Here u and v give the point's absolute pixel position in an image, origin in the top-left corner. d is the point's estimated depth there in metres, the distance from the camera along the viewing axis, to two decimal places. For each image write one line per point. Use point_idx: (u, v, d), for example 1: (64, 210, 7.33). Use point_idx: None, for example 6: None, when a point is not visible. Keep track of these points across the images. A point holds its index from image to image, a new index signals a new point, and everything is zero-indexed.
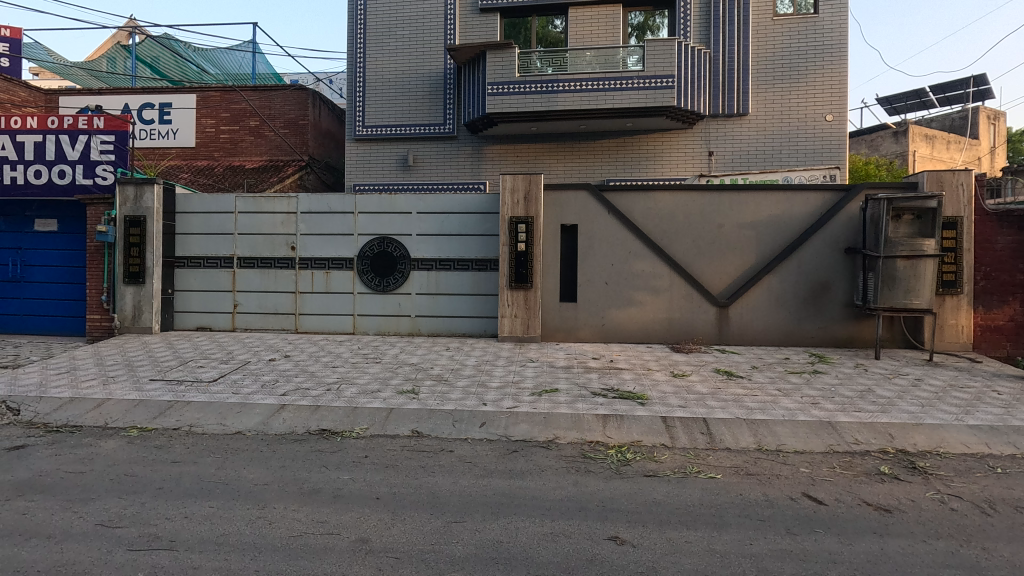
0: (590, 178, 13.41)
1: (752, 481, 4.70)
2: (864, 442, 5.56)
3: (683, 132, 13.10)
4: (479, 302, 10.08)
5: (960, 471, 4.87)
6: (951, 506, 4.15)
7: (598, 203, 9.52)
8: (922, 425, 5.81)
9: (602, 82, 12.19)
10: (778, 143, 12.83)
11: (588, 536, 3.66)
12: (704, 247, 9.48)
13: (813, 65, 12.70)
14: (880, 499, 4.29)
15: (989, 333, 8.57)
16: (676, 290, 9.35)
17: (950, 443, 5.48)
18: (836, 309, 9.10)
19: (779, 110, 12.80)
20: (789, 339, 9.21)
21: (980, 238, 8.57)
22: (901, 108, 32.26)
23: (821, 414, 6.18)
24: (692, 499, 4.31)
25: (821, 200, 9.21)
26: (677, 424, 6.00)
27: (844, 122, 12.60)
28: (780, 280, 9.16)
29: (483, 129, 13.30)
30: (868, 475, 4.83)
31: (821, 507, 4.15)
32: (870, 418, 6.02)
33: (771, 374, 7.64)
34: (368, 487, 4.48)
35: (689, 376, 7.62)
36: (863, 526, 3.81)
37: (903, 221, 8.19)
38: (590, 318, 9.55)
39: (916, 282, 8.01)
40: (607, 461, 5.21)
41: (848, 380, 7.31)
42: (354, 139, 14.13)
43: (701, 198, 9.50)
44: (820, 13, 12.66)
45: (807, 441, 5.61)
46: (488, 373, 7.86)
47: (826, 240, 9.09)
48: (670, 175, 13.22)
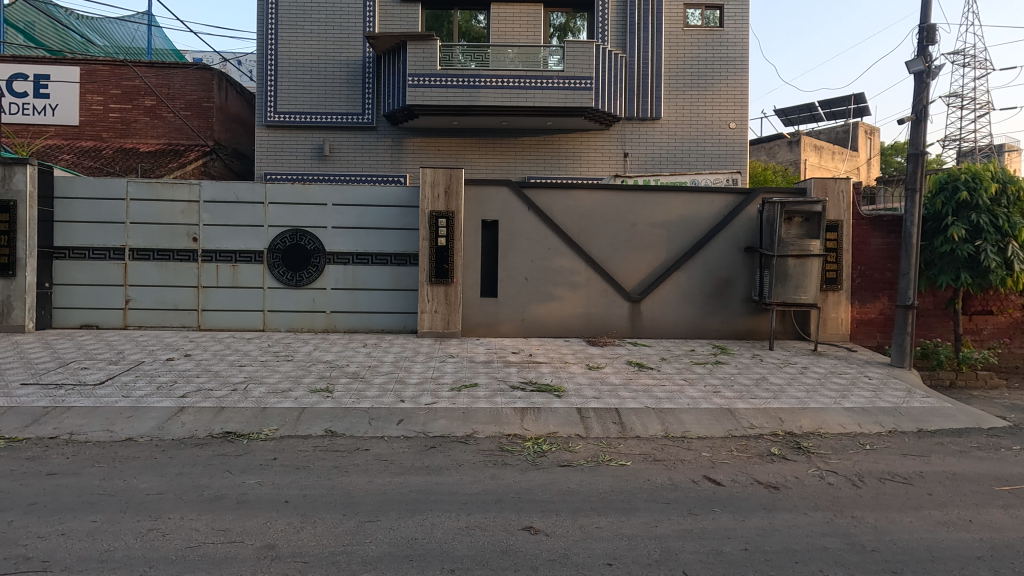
0: (511, 174, 13.53)
1: (658, 466, 4.97)
2: (758, 426, 6.05)
3: (601, 133, 13.53)
4: (399, 297, 9.88)
5: (837, 449, 5.42)
6: (828, 480, 4.62)
7: (519, 199, 9.63)
8: (807, 409, 6.40)
9: (521, 80, 12.33)
10: (687, 147, 13.59)
11: (503, 528, 3.71)
12: (620, 245, 9.86)
13: (718, 75, 13.56)
14: (770, 477, 4.69)
15: (864, 325, 9.56)
16: (593, 286, 9.67)
17: (830, 424, 6.09)
18: (736, 304, 9.79)
19: (688, 115, 13.55)
20: (695, 332, 9.81)
21: (857, 240, 9.53)
22: (794, 120, 35.13)
23: (722, 401, 6.64)
24: (603, 486, 4.49)
25: (724, 202, 9.87)
26: (591, 415, 6.23)
27: (745, 131, 13.57)
28: (687, 276, 9.72)
29: (403, 121, 13.02)
30: (760, 456, 5.26)
31: (719, 487, 4.46)
32: (764, 404, 6.55)
33: (678, 365, 8.10)
34: (276, 491, 4.27)
35: (604, 368, 7.92)
36: (755, 503, 4.15)
37: (794, 223, 8.95)
38: (511, 313, 9.66)
39: (804, 280, 8.80)
40: (523, 453, 5.31)
41: (745, 369, 7.91)
42: (265, 125, 13.36)
43: (617, 197, 9.86)
44: (725, 27, 13.56)
45: (709, 427, 6.02)
46: (407, 369, 7.74)
47: (728, 240, 9.74)
48: (588, 174, 13.61)
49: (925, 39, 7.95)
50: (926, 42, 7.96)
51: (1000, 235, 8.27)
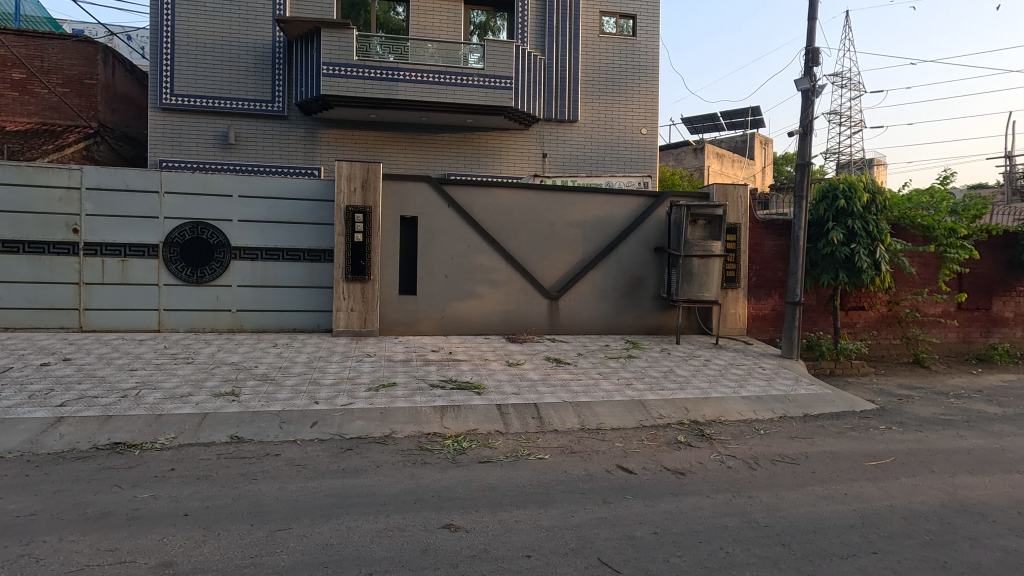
0: (431, 171, 13.35)
1: (575, 458, 5.13)
2: (666, 416, 6.43)
3: (520, 133, 13.71)
4: (312, 295, 9.46)
5: (735, 435, 5.87)
6: (728, 464, 4.99)
7: (438, 196, 9.54)
8: (710, 399, 6.87)
9: (441, 76, 12.21)
10: (603, 150, 14.09)
11: (423, 528, 3.67)
12: (538, 243, 10.05)
13: (631, 82, 14.18)
14: (676, 464, 5.00)
15: (758, 320, 10.33)
16: (513, 284, 9.79)
17: (729, 412, 6.59)
18: (647, 301, 10.30)
19: (604, 120, 14.06)
20: (609, 328, 10.20)
21: (753, 242, 10.31)
22: (699, 129, 37.39)
23: (634, 393, 6.97)
24: (522, 481, 4.57)
25: (636, 204, 10.33)
26: (510, 410, 6.31)
27: (655, 137, 14.29)
28: (603, 275, 10.10)
29: (317, 111, 12.46)
30: (668, 444, 5.58)
31: (631, 475, 4.69)
32: (672, 395, 6.95)
33: (594, 360, 8.40)
34: (175, 503, 3.96)
35: (523, 364, 8.05)
36: (664, 488, 4.40)
37: (699, 225, 9.56)
38: (430, 311, 9.55)
39: (707, 278, 9.44)
40: (443, 451, 5.28)
41: (655, 363, 8.36)
42: (159, 108, 12.27)
43: (535, 196, 10.04)
44: (637, 37, 14.21)
45: (622, 419, 6.31)
46: (322, 369, 7.44)
47: (640, 240, 10.22)
48: (508, 173, 13.74)
49: (810, 60, 8.77)
50: (811, 63, 8.79)
51: (871, 239, 9.29)
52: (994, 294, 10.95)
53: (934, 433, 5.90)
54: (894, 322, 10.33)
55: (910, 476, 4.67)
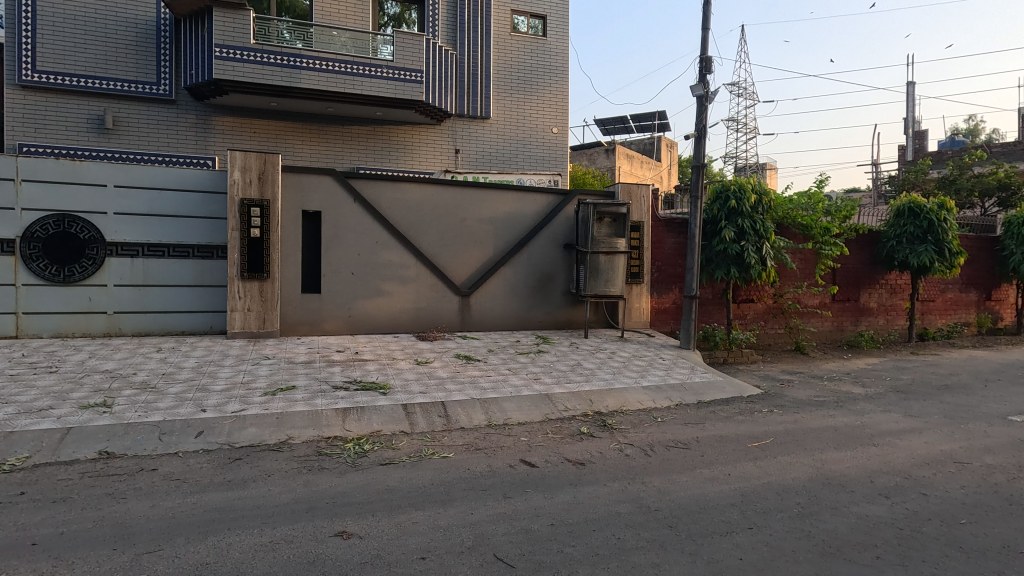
0: (338, 164, 12.83)
1: (479, 455, 5.11)
2: (571, 408, 6.59)
3: (432, 128, 13.51)
4: (204, 295, 8.76)
5: (634, 424, 6.12)
6: (626, 452, 5.19)
7: (343, 190, 9.17)
8: (613, 390, 7.12)
9: (348, 66, 11.73)
10: (515, 147, 14.20)
11: (312, 538, 3.49)
12: (449, 239, 9.95)
13: (542, 82, 14.41)
14: (578, 455, 5.12)
15: (661, 313, 10.86)
16: (423, 281, 9.62)
17: (631, 402, 6.87)
18: (557, 297, 10.51)
19: (516, 117, 14.17)
20: (520, 324, 10.30)
21: (655, 239, 10.81)
22: (611, 130, 38.78)
23: (541, 387, 7.07)
24: (424, 481, 4.48)
25: (546, 201, 10.50)
26: (417, 409, 6.18)
27: (565, 136, 14.62)
28: (513, 271, 10.18)
29: (210, 97, 11.55)
30: (572, 436, 5.72)
31: (533, 469, 4.75)
32: (577, 387, 7.13)
33: (504, 356, 8.44)
34: (22, 532, 3.49)
35: (432, 362, 7.93)
36: (564, 480, 4.49)
37: (604, 223, 9.89)
38: (336, 310, 9.16)
39: (612, 274, 9.78)
40: (343, 455, 5.08)
41: (563, 357, 8.55)
42: (18, 86, 10.86)
43: (445, 192, 9.93)
44: (547, 38, 14.46)
45: (528, 413, 6.40)
46: (212, 374, 6.91)
47: (549, 237, 10.40)
48: (420, 168, 13.49)
49: (704, 68, 9.32)
50: (705, 71, 9.33)
51: (758, 237, 10.03)
52: (861, 286, 12.21)
53: (808, 414, 6.47)
54: (779, 313, 11.24)
55: (786, 454, 5.08)
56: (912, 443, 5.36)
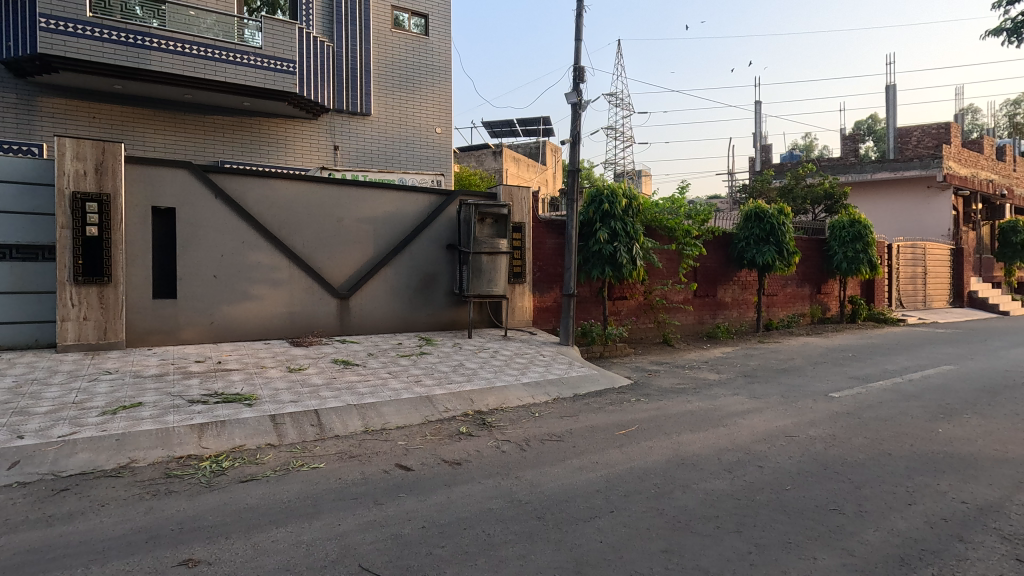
0: (199, 157, 11.71)
1: (352, 463, 4.92)
2: (451, 409, 6.59)
3: (307, 123, 12.82)
4: (25, 303, 7.54)
5: (513, 420, 6.25)
6: (502, 448, 5.28)
7: (201, 185, 8.38)
8: (494, 388, 7.22)
9: (208, 49, 10.73)
10: (397, 146, 13.90)
11: (152, 571, 3.12)
12: (325, 240, 9.51)
13: (425, 81, 14.25)
14: (454, 455, 5.11)
15: (543, 311, 11.21)
16: (296, 283, 9.07)
17: (510, 400, 7.02)
18: (441, 298, 10.44)
19: (398, 115, 13.88)
20: (403, 326, 10.09)
21: (536, 240, 11.13)
22: (499, 133, 39.40)
23: (422, 389, 6.98)
24: (289, 495, 4.22)
25: (428, 201, 10.40)
26: (286, 420, 5.80)
27: (449, 136, 14.58)
28: (395, 272, 9.94)
29: (35, 74, 9.99)
30: (450, 436, 5.71)
31: (408, 473, 4.66)
32: (458, 388, 7.14)
33: (384, 359, 8.22)
34: None
35: (305, 369, 7.50)
36: (439, 481, 4.46)
37: (486, 224, 10.00)
38: (195, 317, 8.33)
39: (495, 274, 9.91)
40: (197, 475, 4.62)
41: (446, 357, 8.51)
42: None
43: (320, 190, 9.47)
44: (429, 37, 14.32)
45: (407, 416, 6.29)
46: (34, 395, 5.96)
47: (432, 238, 10.30)
48: (294, 164, 12.73)
49: (577, 77, 9.77)
50: (578, 80, 9.79)
51: (629, 238, 10.73)
52: (718, 283, 13.53)
53: (670, 400, 7.04)
54: (649, 308, 12.11)
55: (649, 439, 5.46)
56: (753, 421, 6.02)
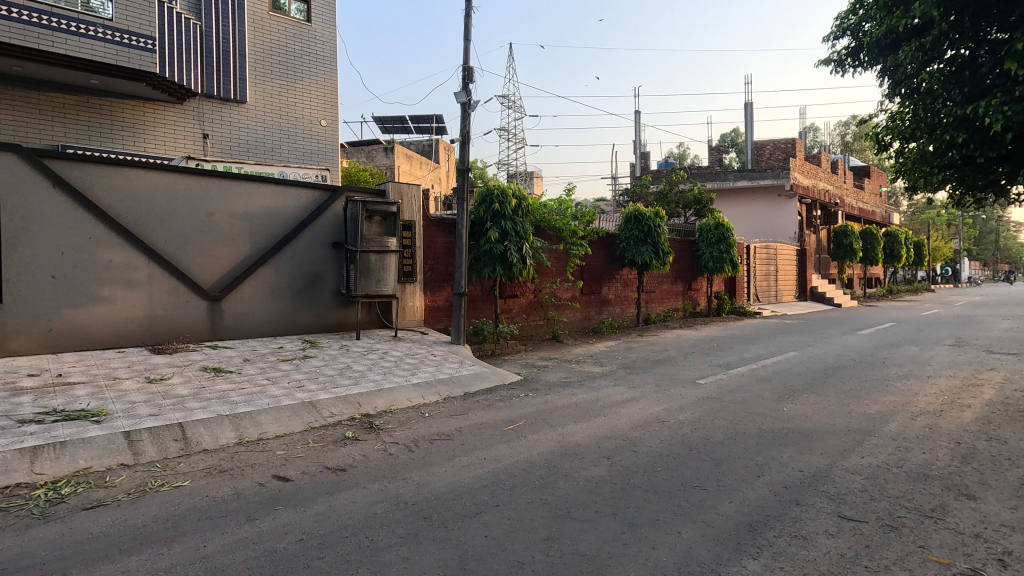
0: (32, 140, 10.15)
1: (223, 478, 4.54)
2: (337, 414, 6.33)
3: (169, 107, 11.61)
4: None
5: (401, 422, 6.14)
6: (390, 451, 5.16)
7: (34, 172, 7.27)
8: (383, 390, 7.04)
9: (42, 16, 9.33)
10: (277, 138, 13.02)
11: None
12: (191, 237, 8.69)
13: (308, 70, 13.49)
14: (338, 461, 4.91)
15: (434, 311, 11.11)
16: (158, 284, 8.19)
17: (400, 401, 6.89)
18: (326, 298, 9.96)
19: (277, 105, 13.01)
20: (283, 328, 9.49)
21: (427, 239, 11.00)
22: (390, 129, 38.37)
23: (304, 395, 6.62)
24: (147, 518, 3.80)
25: (311, 197, 9.88)
26: (143, 436, 5.21)
27: (335, 130, 13.93)
28: (274, 272, 9.33)
29: None
30: (334, 442, 5.48)
31: (287, 483, 4.40)
32: (344, 391, 6.86)
33: (262, 365, 7.67)
34: None
35: (168, 379, 6.79)
36: (320, 490, 4.26)
37: (374, 221, 9.71)
38: (28, 324, 7.21)
39: (384, 273, 9.65)
40: (27, 506, 4.00)
41: (331, 360, 8.14)
42: None
43: (185, 182, 8.63)
44: (312, 24, 13.57)
45: (287, 424, 5.93)
46: None
47: (316, 235, 9.79)
48: (155, 152, 11.48)
49: (466, 77, 9.81)
50: (468, 80, 9.83)
51: (519, 238, 10.96)
52: (602, 281, 14.28)
53: (557, 394, 7.33)
54: (538, 306, 12.48)
55: (535, 433, 5.62)
56: (631, 410, 6.44)
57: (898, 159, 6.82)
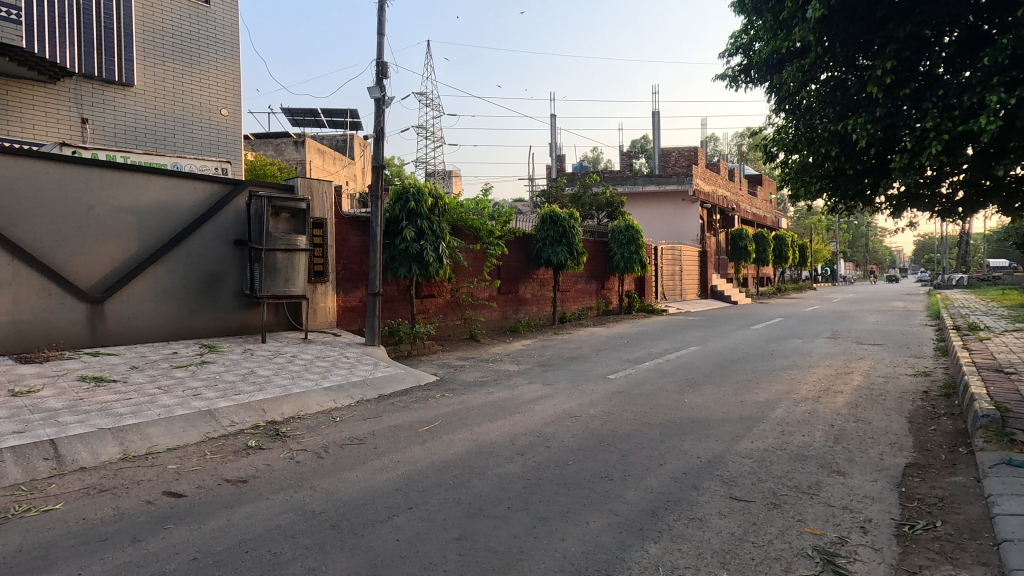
0: None
1: (105, 497, 4.13)
2: (238, 422, 5.95)
3: (38, 87, 10.38)
4: None
5: (310, 428, 5.89)
6: (297, 459, 4.93)
7: None
8: (290, 395, 6.71)
9: None
10: (170, 125, 12.01)
11: None
12: (67, 232, 7.81)
13: (207, 55, 12.55)
14: (239, 472, 4.62)
15: (347, 312, 10.75)
16: (25, 285, 7.27)
17: (309, 406, 6.61)
18: (227, 299, 9.32)
19: (171, 90, 12.00)
20: (177, 332, 8.78)
21: (339, 237, 10.61)
22: (300, 121, 36.58)
23: (201, 403, 6.16)
24: (10, 549, 3.37)
25: (209, 191, 9.21)
26: (5, 456, 4.61)
27: (238, 120, 13.06)
28: (167, 271, 8.60)
29: None
30: (235, 452, 5.15)
31: (180, 500, 4.08)
32: (247, 398, 6.46)
33: (152, 372, 7.05)
34: None
35: (38, 391, 6.05)
36: (217, 504, 3.98)
37: (281, 218, 9.23)
38: None
39: (292, 273, 9.19)
40: None
41: (233, 366, 7.64)
42: None
43: (59, 171, 7.73)
44: (210, 5, 12.60)
45: (181, 435, 5.49)
46: None
47: (215, 232, 9.15)
48: (21, 137, 10.22)
49: (380, 72, 9.56)
50: (381, 75, 9.58)
51: (436, 237, 10.85)
52: (519, 280, 14.49)
53: (472, 393, 7.34)
54: (456, 306, 12.44)
55: (450, 433, 5.60)
56: (545, 406, 6.59)
57: (784, 168, 7.48)
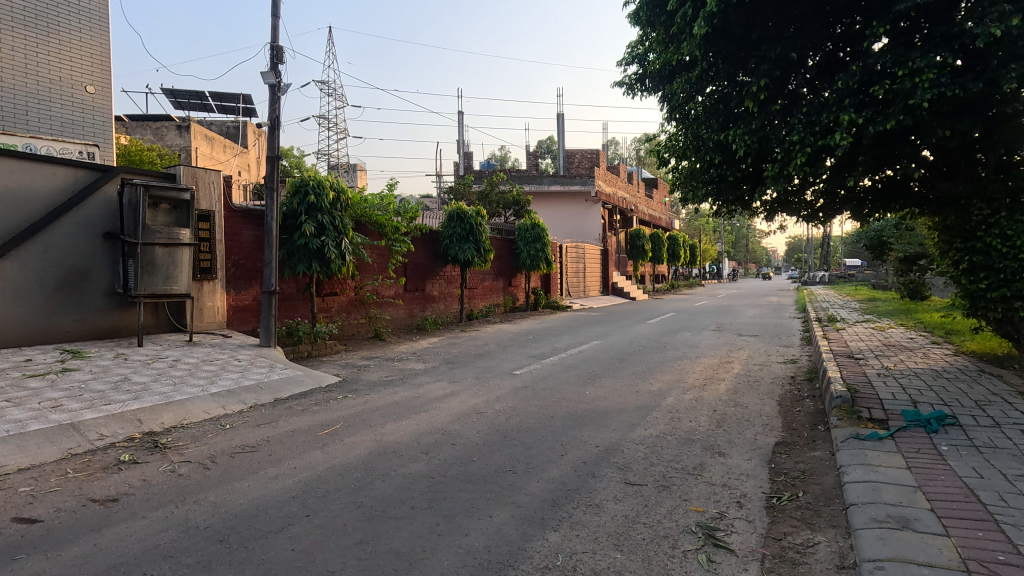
0: None
1: None
2: (109, 435, 5.36)
3: None
4: None
5: (194, 437, 5.43)
6: (179, 472, 4.53)
7: None
8: (171, 403, 6.15)
9: None
10: (22, 101, 10.51)
11: None
12: None
13: (67, 24, 11.12)
14: (109, 491, 4.16)
15: (239, 311, 10.03)
16: None
17: (193, 414, 6.10)
18: (96, 299, 8.34)
19: (22, 61, 10.49)
20: (31, 336, 7.72)
21: (229, 231, 9.87)
22: (185, 104, 33.54)
23: (63, 416, 5.47)
24: None
25: (72, 178, 8.20)
26: None
27: (107, 99, 11.72)
28: (17, 266, 7.54)
29: None
30: (104, 469, 4.63)
31: (35, 526, 3.60)
32: (119, 408, 5.83)
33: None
34: None
35: None
36: (82, 528, 3.57)
37: (160, 210, 8.40)
38: None
39: (174, 269, 8.42)
40: None
41: (102, 373, 6.85)
42: None
43: None
44: None
45: (36, 453, 4.84)
46: None
47: (78, 223, 8.14)
48: None
49: (275, 57, 9.00)
50: (276, 60, 9.03)
51: (338, 233, 10.36)
52: (426, 278, 14.33)
53: (376, 393, 7.15)
54: (359, 304, 12.04)
55: (352, 435, 5.42)
56: (451, 403, 6.58)
57: (675, 173, 8.01)
